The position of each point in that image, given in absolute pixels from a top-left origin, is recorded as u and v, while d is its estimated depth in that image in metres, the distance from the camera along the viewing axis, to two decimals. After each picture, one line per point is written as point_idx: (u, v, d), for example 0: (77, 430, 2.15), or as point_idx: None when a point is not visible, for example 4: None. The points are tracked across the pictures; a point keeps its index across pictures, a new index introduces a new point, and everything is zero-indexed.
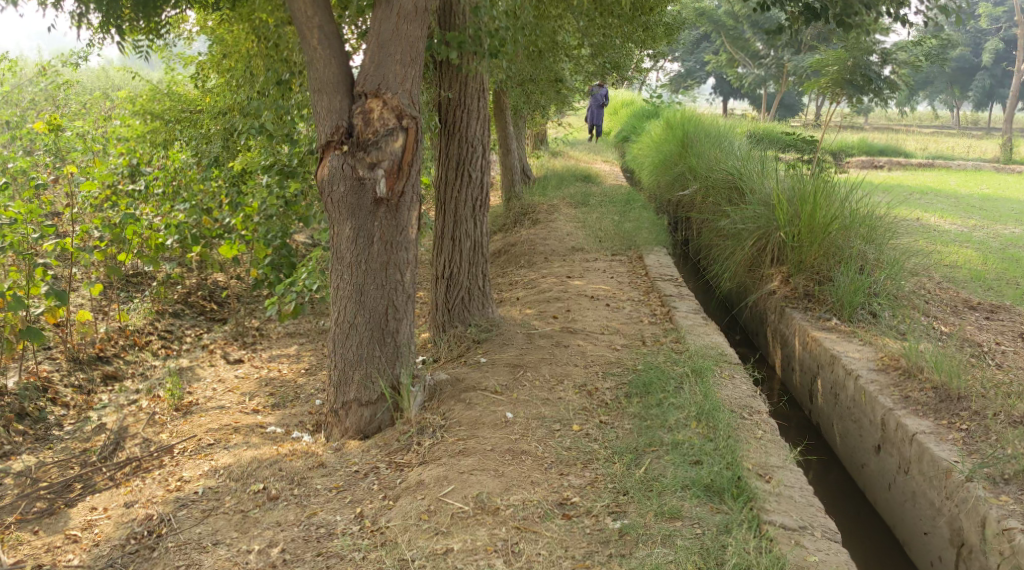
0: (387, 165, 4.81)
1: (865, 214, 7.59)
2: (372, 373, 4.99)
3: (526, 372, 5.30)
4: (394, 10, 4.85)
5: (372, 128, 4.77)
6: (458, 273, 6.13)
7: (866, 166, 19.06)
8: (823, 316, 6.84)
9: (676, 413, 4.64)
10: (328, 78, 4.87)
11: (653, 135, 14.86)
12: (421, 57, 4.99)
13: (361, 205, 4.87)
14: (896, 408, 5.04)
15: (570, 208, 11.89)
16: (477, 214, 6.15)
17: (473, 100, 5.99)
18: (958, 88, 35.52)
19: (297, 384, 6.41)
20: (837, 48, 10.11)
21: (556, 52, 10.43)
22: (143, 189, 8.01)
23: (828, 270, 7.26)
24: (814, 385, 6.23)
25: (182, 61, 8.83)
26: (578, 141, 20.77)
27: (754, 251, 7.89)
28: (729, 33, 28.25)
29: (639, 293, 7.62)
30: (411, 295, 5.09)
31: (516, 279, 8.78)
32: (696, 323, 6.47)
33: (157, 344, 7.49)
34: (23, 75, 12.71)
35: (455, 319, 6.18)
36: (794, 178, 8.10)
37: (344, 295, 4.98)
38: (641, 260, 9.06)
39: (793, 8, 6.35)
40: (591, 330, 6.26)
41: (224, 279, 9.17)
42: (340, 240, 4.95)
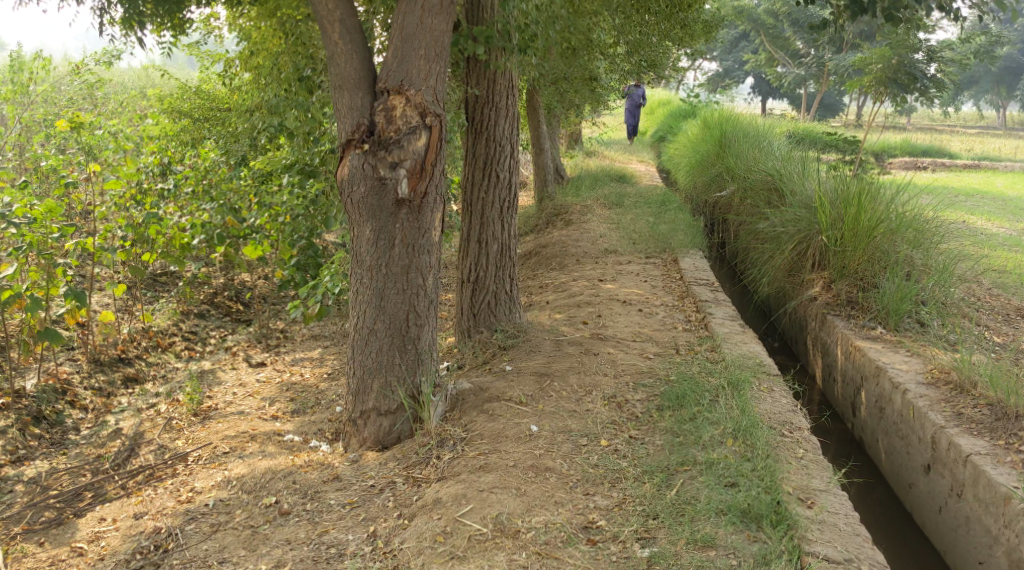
0: (409, 165, 4.61)
1: (912, 217, 7.24)
2: (392, 382, 4.79)
3: (552, 382, 5.07)
4: (418, 3, 4.64)
5: (394, 126, 4.57)
6: (485, 276, 5.92)
7: (910, 166, 18.53)
8: (867, 324, 6.50)
9: (711, 429, 4.37)
10: (349, 73, 4.67)
11: (690, 134, 14.55)
12: (446, 51, 4.78)
13: (382, 207, 4.67)
14: (948, 426, 4.73)
15: (603, 209, 11.62)
16: (504, 215, 5.92)
17: (502, 98, 5.75)
18: (1005, 87, 34.62)
19: (319, 389, 6.24)
20: (882, 45, 9.73)
21: (590, 50, 10.19)
22: (171, 188, 7.87)
23: (872, 276, 6.92)
24: (858, 397, 5.92)
25: (212, 59, 8.72)
26: (614, 141, 20.50)
27: (794, 255, 7.57)
28: (769, 32, 27.80)
29: (674, 298, 7.34)
30: (433, 301, 4.89)
31: (547, 282, 8.55)
32: (733, 331, 6.19)
33: (180, 346, 7.37)
34: (59, 72, 12.73)
35: (480, 324, 5.96)
36: (837, 179, 7.78)
37: (363, 301, 4.79)
38: (676, 263, 8.78)
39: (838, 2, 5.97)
40: (623, 336, 6.01)
41: (251, 279, 9.06)
42: (360, 242, 4.75)
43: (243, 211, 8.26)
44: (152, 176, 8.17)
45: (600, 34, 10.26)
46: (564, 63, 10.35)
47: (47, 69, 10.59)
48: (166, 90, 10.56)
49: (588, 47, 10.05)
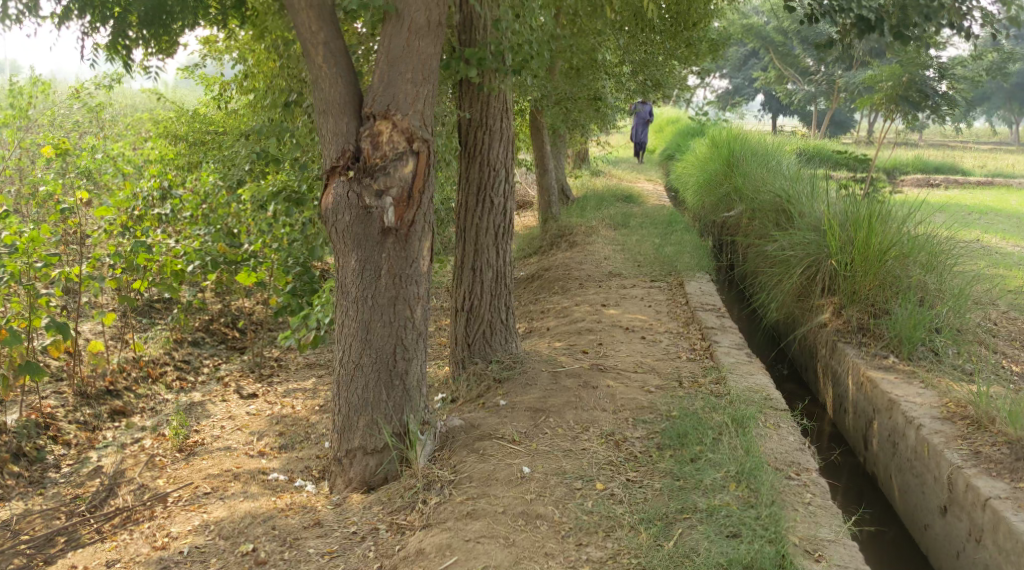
0: (396, 192, 4.41)
1: (924, 240, 7.00)
2: (379, 419, 4.57)
3: (548, 419, 4.85)
4: (405, 24, 4.45)
5: (380, 152, 4.38)
6: (479, 305, 5.72)
7: (922, 184, 18.23)
8: (879, 353, 6.24)
9: (713, 472, 4.14)
10: (334, 98, 4.49)
11: (698, 153, 14.35)
12: (435, 74, 4.59)
13: (368, 236, 4.47)
14: (965, 466, 4.48)
15: (608, 230, 11.40)
16: (500, 241, 5.73)
17: (497, 121, 5.55)
18: (1018, 104, 34.33)
19: (309, 423, 6.02)
20: (892, 63, 9.51)
21: (595, 70, 10.02)
22: (168, 213, 7.65)
23: (884, 302, 6.68)
24: (869, 430, 5.67)
25: (209, 81, 8.56)
26: (622, 160, 20.29)
27: (803, 280, 7.33)
28: (778, 49, 27.65)
29: (679, 325, 7.10)
30: (423, 333, 4.68)
31: (549, 307, 8.33)
32: (740, 361, 5.95)
33: (171, 376, 7.18)
34: (57, 95, 12.61)
35: (475, 355, 5.75)
36: (846, 201, 7.56)
37: (349, 334, 4.59)
38: (682, 287, 8.56)
39: (845, 20, 5.76)
40: (624, 367, 5.78)
41: (248, 305, 8.88)
42: (345, 273, 4.56)
43: (239, 236, 8.06)
44: (150, 200, 7.98)
45: (605, 54, 10.08)
46: (568, 84, 10.16)
47: (44, 92, 10.45)
48: (162, 112, 10.39)
49: (592, 67, 9.75)
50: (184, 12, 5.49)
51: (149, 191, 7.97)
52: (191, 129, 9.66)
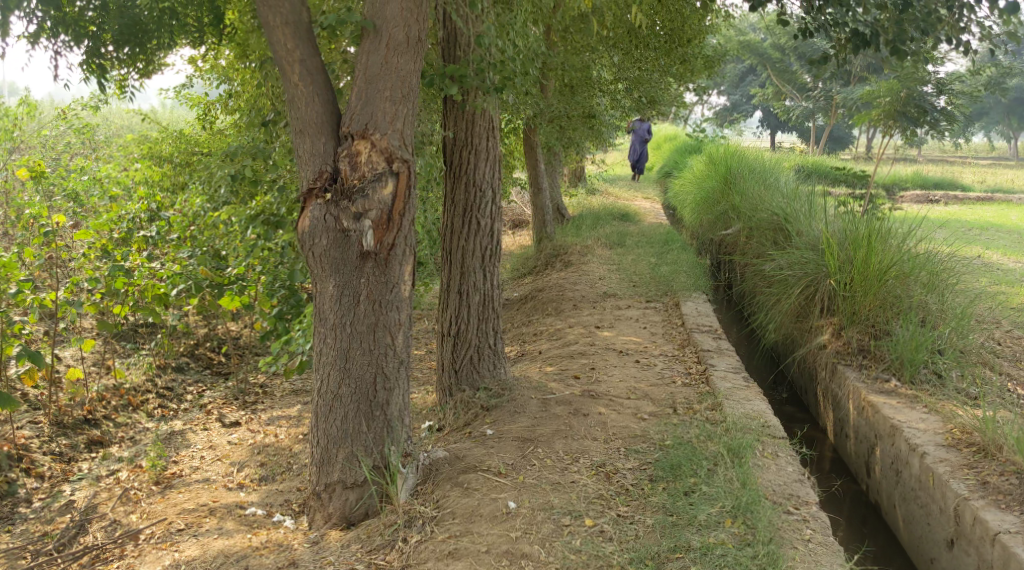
0: (375, 215, 4.25)
1: (925, 259, 6.82)
2: (359, 451, 4.38)
3: (536, 449, 4.65)
4: (383, 41, 4.31)
5: (358, 173, 4.22)
6: (466, 329, 5.53)
7: (922, 200, 18.08)
8: (881, 376, 6.05)
9: (708, 507, 3.95)
10: (311, 117, 4.33)
11: (696, 170, 14.20)
12: (415, 92, 4.42)
13: (346, 260, 4.30)
14: (972, 497, 4.28)
15: (604, 249, 11.24)
16: (487, 264, 5.55)
17: (483, 141, 5.39)
18: (1016, 119, 34.33)
19: (291, 453, 5.81)
20: (889, 78, 9.38)
21: (590, 87, 9.89)
22: (154, 234, 7.46)
23: (884, 323, 6.51)
24: (871, 457, 5.48)
25: (194, 100, 8.41)
26: (619, 177, 20.15)
27: (801, 300, 7.17)
28: (775, 66, 27.62)
29: (675, 347, 6.91)
30: (404, 361, 4.49)
31: (542, 329, 8.14)
32: (736, 386, 5.75)
33: (153, 404, 6.98)
34: (45, 118, 12.47)
35: (463, 382, 5.56)
36: (845, 219, 7.40)
37: (327, 362, 4.40)
38: (678, 307, 8.38)
39: (840, 34, 5.58)
40: (616, 393, 5.59)
41: (236, 329, 8.69)
42: (323, 299, 4.38)
43: (225, 258, 7.88)
44: (136, 223, 7.82)
45: (599, 72, 9.93)
46: (561, 101, 9.99)
47: (28, 115, 10.29)
48: (148, 134, 10.23)
49: (586, 83, 9.91)
50: (160, 30, 5.42)
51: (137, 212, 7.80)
52: (177, 150, 9.50)
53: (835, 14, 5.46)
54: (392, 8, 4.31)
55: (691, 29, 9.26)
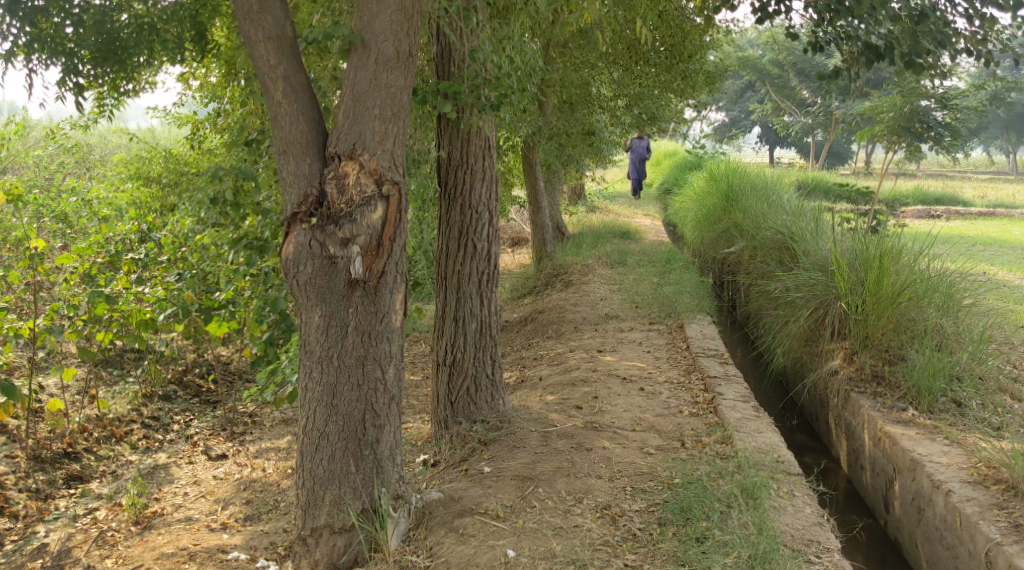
0: (363, 241, 4.00)
1: (939, 280, 6.55)
2: (347, 492, 4.12)
3: (535, 489, 4.38)
4: (371, 56, 4.07)
5: (346, 196, 3.98)
6: (463, 358, 5.26)
7: (923, 216, 17.83)
8: (897, 405, 5.78)
9: (723, 556, 3.70)
10: (296, 137, 4.08)
11: (696, 187, 13.96)
12: (406, 111, 4.17)
13: (333, 289, 4.03)
14: (1005, 541, 4.02)
15: (605, 268, 10.98)
16: (484, 289, 5.29)
17: (478, 160, 5.14)
18: (1014, 133, 34.19)
19: (279, 490, 5.53)
20: (892, 93, 9.15)
21: (589, 104, 9.63)
22: (141, 257, 7.18)
23: (899, 348, 6.23)
24: (890, 491, 5.23)
25: (181, 119, 8.16)
26: (619, 194, 19.90)
27: (810, 323, 6.90)
28: (774, 81, 27.43)
29: (680, 373, 6.63)
30: (395, 396, 4.23)
31: (542, 353, 7.86)
32: (746, 416, 5.48)
33: (137, 435, 6.70)
34: (34, 136, 12.20)
35: (459, 414, 5.29)
36: (854, 238, 7.15)
37: (313, 398, 4.12)
38: (682, 330, 8.10)
39: (851, 47, 5.29)
40: (620, 425, 5.31)
41: (226, 354, 8.40)
42: (308, 330, 4.10)
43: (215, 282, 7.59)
44: (126, 244, 7.53)
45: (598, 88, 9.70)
46: (560, 118, 9.65)
47: (17, 136, 10.01)
48: (138, 153, 9.95)
49: (586, 99, 9.60)
50: (139, 46, 5.13)
51: (126, 234, 7.51)
52: (166, 169, 9.22)
53: (849, 26, 5.19)
54: (381, 22, 4.08)
55: (692, 45, 9.01)
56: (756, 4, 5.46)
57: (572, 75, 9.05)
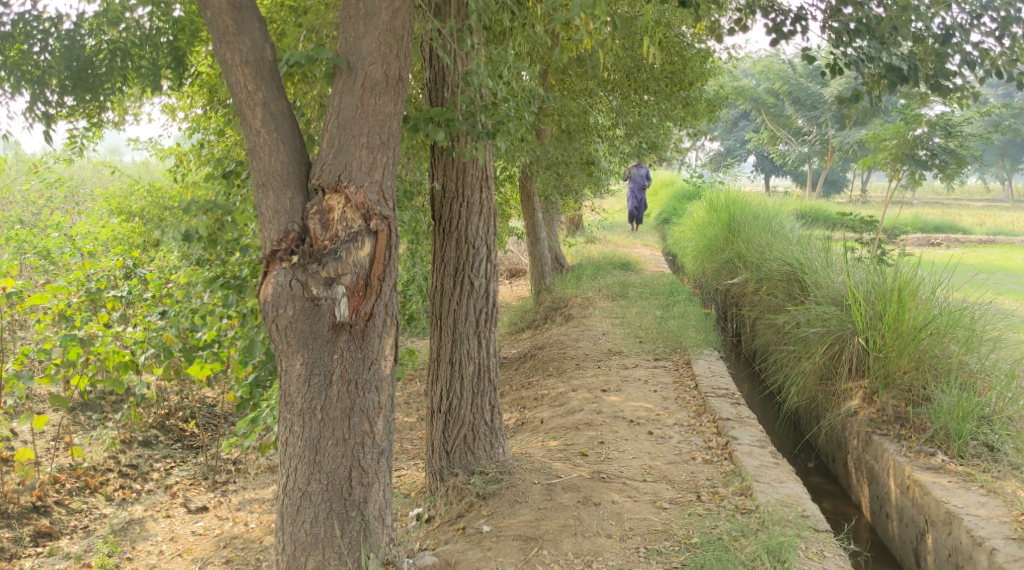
0: (349, 280, 3.65)
1: (961, 314, 6.17)
2: (331, 558, 3.77)
3: (540, 552, 4.07)
4: (358, 80, 3.75)
5: (330, 232, 3.65)
6: (459, 404, 4.89)
7: (923, 244, 17.52)
8: (924, 450, 5.42)
9: None
10: (275, 168, 3.74)
11: (696, 217, 13.64)
12: (396, 139, 3.85)
13: (316, 334, 3.67)
14: None
15: (606, 301, 10.64)
16: (482, 329, 4.93)
17: (475, 192, 4.80)
18: (1009, 160, 34.06)
19: (261, 547, 5.14)
20: (895, 120, 8.85)
21: (588, 133, 9.24)
22: (124, 294, 6.80)
23: (923, 388, 5.85)
24: (921, 544, 4.93)
25: (162, 152, 7.80)
26: (616, 225, 19.55)
27: (826, 360, 6.53)
28: (770, 111, 27.19)
29: (690, 415, 6.25)
30: (385, 450, 3.87)
31: (543, 393, 7.47)
32: (765, 462, 5.12)
33: (113, 486, 6.30)
34: (13, 170, 11.78)
35: (455, 465, 4.90)
36: (870, 271, 6.81)
37: (293, 454, 3.76)
38: (689, 366, 7.72)
39: (872, 69, 4.92)
40: (630, 474, 4.96)
41: (211, 396, 8.01)
42: (289, 379, 3.73)
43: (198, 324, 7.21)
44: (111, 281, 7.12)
45: (597, 117, 9.27)
46: (559, 149, 9.36)
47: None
48: (121, 187, 9.58)
49: (585, 129, 9.18)
50: (112, 73, 4.84)
51: (111, 270, 7.10)
52: (149, 204, 8.82)
53: (870, 48, 4.89)
54: (368, 44, 3.76)
55: (694, 71, 8.65)
56: (769, 24, 5.16)
57: (570, 103, 8.76)
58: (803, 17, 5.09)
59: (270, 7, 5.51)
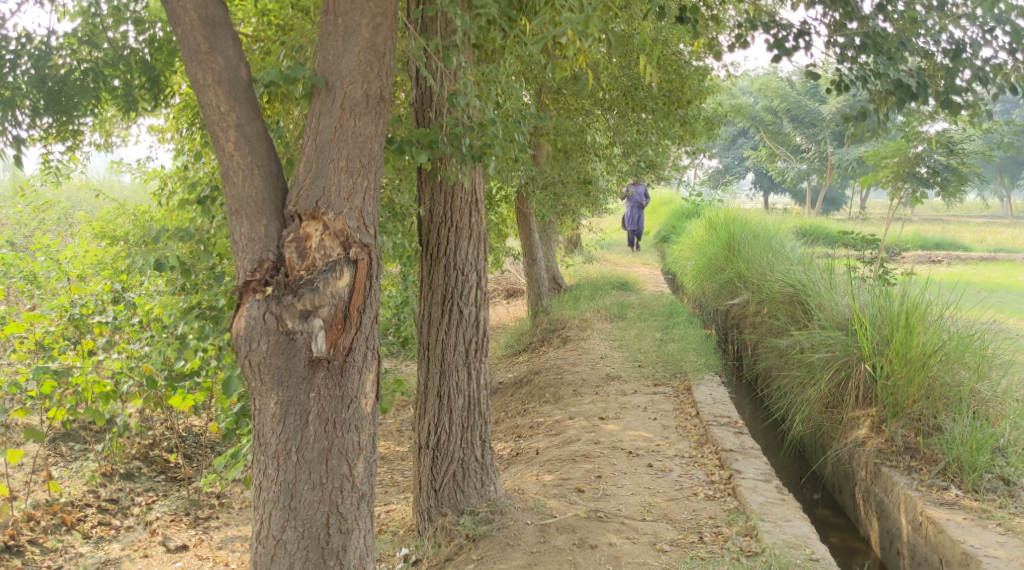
0: (327, 312, 3.42)
1: (972, 338, 5.93)
2: None
3: None
4: (336, 100, 3.54)
5: (307, 262, 3.42)
6: (448, 440, 4.67)
7: (923, 261, 17.29)
8: (937, 483, 5.19)
9: None
10: (250, 194, 3.52)
11: (695, 236, 13.43)
12: (377, 162, 3.64)
13: (291, 371, 3.45)
14: None
15: (604, 323, 10.41)
16: (471, 360, 4.71)
17: (464, 216, 4.58)
18: (1008, 176, 33.90)
19: None
20: (896, 138, 8.64)
21: (586, 152, 9.13)
22: (109, 320, 6.55)
23: (933, 417, 5.62)
24: None
25: (146, 173, 7.54)
26: (615, 243, 19.31)
27: (831, 387, 6.29)
28: (769, 127, 26.96)
29: (691, 445, 6.01)
30: (366, 495, 3.68)
31: (539, 421, 7.23)
32: (771, 499, 4.90)
33: (91, 523, 6.06)
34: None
35: (444, 504, 4.67)
36: (875, 294, 6.58)
37: (268, 499, 3.57)
38: (690, 392, 7.47)
39: (877, 87, 4.73)
40: (629, 514, 4.74)
41: (198, 425, 7.76)
42: (263, 419, 3.52)
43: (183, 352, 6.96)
44: (99, 305, 6.82)
45: (594, 136, 9.09)
46: (555, 167, 9.32)
47: None
48: (108, 210, 9.32)
49: (582, 148, 9.08)
50: (85, 94, 4.61)
51: (99, 294, 6.79)
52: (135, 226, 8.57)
53: (876, 63, 4.67)
54: (347, 62, 3.56)
55: (692, 89, 8.40)
56: (770, 39, 4.96)
57: (566, 122, 8.57)
58: (806, 32, 4.90)
59: (254, 25, 5.31)
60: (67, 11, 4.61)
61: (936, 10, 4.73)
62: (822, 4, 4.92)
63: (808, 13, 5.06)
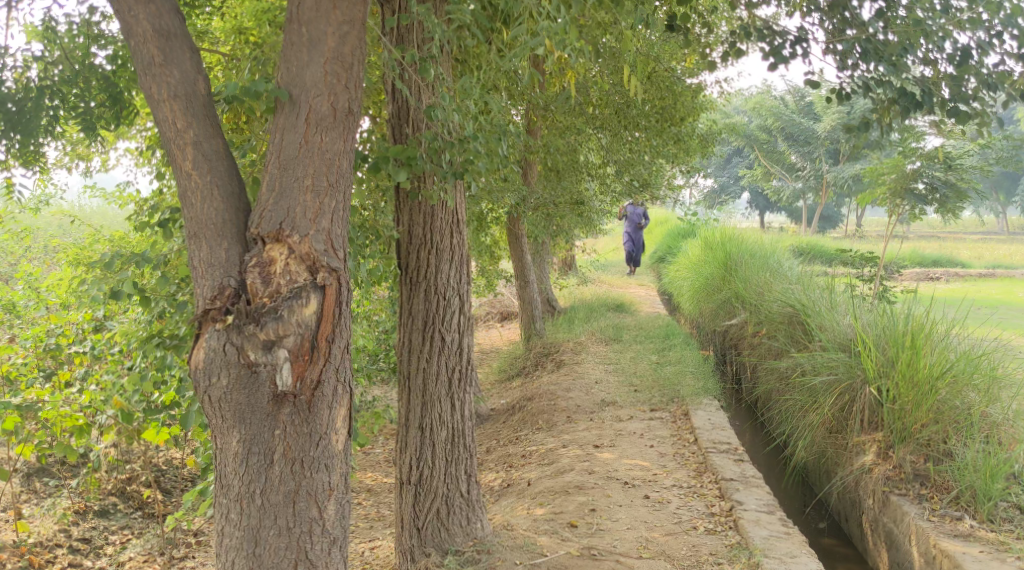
0: (293, 343, 3.17)
1: (981, 358, 5.67)
2: None
3: None
4: (301, 114, 3.30)
5: (271, 288, 3.18)
6: (431, 475, 4.40)
7: (921, 277, 17.04)
8: (950, 514, 4.93)
9: None
10: (209, 216, 3.27)
11: (692, 255, 13.17)
12: (346, 180, 3.40)
13: (254, 407, 3.19)
14: None
15: (599, 346, 10.15)
16: (455, 390, 4.48)
17: (445, 237, 4.34)
18: (1003, 192, 33.73)
19: None
20: (893, 154, 8.39)
21: (578, 171, 8.90)
22: (85, 350, 6.19)
23: (944, 443, 5.36)
24: None
25: (122, 197, 7.26)
26: (610, 264, 19.01)
27: (835, 411, 6.02)
28: (763, 146, 26.70)
29: (691, 475, 5.74)
30: (337, 539, 3.41)
31: (531, 450, 6.94)
32: (776, 533, 4.64)
33: (61, 564, 5.74)
34: None
35: (427, 544, 4.38)
36: (879, 314, 6.32)
37: (232, 546, 3.31)
38: (688, 417, 7.19)
39: (882, 94, 4.50)
40: (625, 552, 4.47)
41: (178, 458, 7.46)
42: (225, 458, 3.27)
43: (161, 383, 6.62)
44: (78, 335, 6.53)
45: (586, 155, 8.86)
46: (548, 187, 8.90)
47: None
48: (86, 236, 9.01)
49: (574, 167, 8.83)
50: (43, 114, 4.36)
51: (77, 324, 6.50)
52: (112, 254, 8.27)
53: (878, 71, 4.46)
54: (312, 73, 3.32)
55: (685, 106, 8.12)
56: (766, 48, 4.74)
57: (557, 141, 8.33)
58: (802, 39, 4.68)
59: (230, 43, 5.07)
60: (29, 29, 4.43)
61: (940, 15, 4.50)
62: (818, 10, 4.71)
63: (804, 20, 4.85)
